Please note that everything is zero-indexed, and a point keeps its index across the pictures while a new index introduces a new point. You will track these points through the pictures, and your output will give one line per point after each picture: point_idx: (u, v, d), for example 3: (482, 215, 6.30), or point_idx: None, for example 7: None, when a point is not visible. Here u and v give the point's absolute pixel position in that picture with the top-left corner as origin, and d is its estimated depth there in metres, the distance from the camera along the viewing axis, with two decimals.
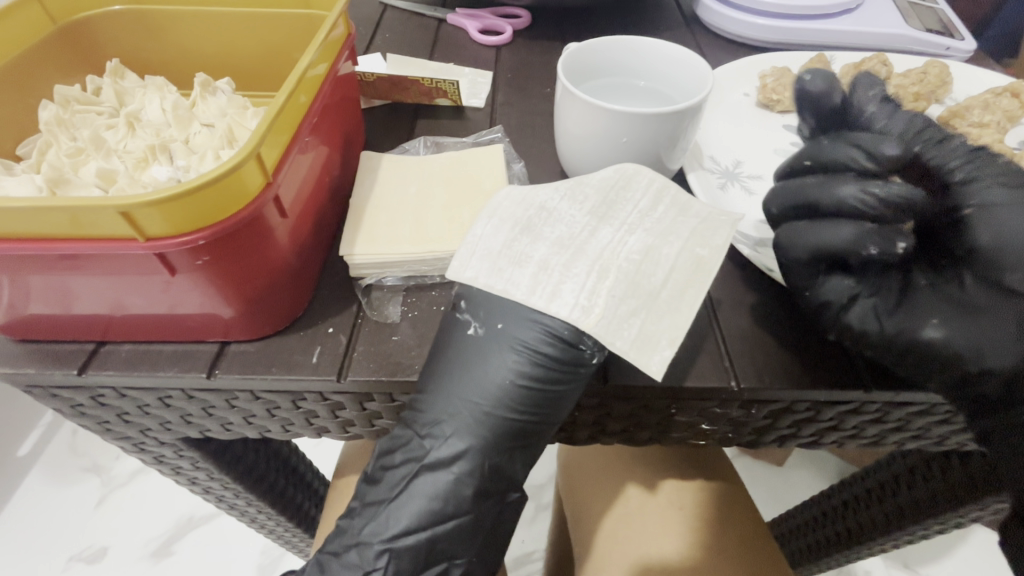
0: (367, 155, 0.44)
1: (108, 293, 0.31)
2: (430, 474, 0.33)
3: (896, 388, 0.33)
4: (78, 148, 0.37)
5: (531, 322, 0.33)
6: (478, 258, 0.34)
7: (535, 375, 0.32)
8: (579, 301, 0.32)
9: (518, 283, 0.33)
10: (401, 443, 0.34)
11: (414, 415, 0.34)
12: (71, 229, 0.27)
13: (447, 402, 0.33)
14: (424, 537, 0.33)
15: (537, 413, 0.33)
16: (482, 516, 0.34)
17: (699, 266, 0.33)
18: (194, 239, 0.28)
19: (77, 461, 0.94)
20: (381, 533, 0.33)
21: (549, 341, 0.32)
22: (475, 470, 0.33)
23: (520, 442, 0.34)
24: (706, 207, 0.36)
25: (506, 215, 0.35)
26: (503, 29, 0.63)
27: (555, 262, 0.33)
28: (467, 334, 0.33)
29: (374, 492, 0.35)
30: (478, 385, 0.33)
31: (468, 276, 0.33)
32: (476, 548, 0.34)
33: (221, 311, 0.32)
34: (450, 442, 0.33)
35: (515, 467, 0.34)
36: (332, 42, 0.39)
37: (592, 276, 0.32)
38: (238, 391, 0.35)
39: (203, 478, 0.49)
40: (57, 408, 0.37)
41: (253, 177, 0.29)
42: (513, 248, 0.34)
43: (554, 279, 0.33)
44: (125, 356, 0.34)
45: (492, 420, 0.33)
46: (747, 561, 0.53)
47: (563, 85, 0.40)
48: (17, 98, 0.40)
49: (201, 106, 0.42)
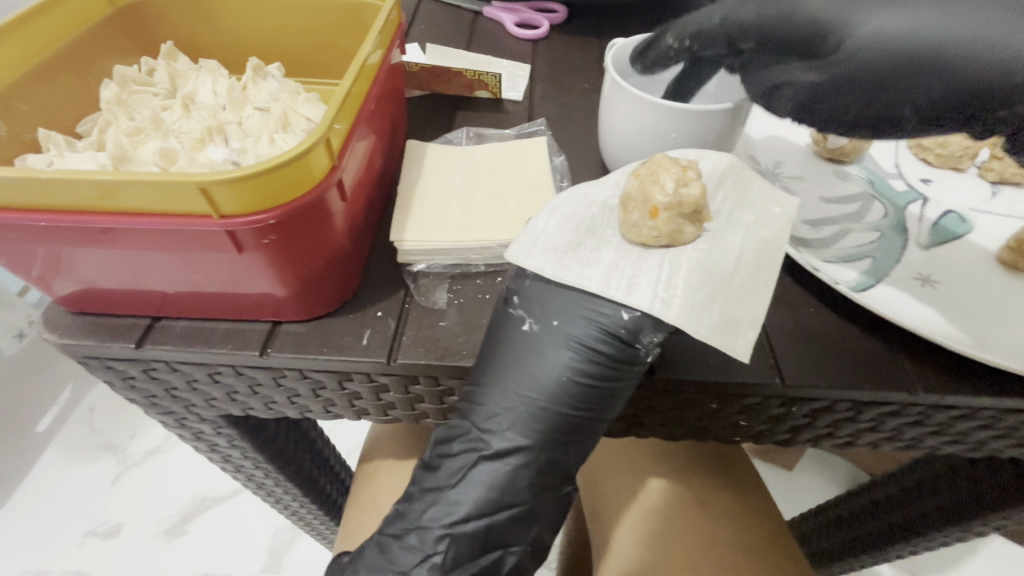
0: (413, 144, 0.45)
1: (172, 270, 0.32)
2: (487, 463, 0.34)
3: (942, 392, 0.33)
4: (138, 128, 0.38)
5: (585, 318, 0.33)
6: (540, 249, 0.34)
7: (592, 372, 0.32)
8: (657, 293, 0.31)
9: (591, 277, 0.33)
10: (459, 433, 0.35)
11: (471, 407, 0.34)
12: (115, 202, 0.28)
13: (503, 395, 0.33)
14: (483, 524, 0.33)
15: (590, 409, 0.33)
16: (539, 507, 0.34)
17: (767, 246, 0.34)
18: (265, 218, 0.28)
19: (94, 438, 0.96)
20: (441, 518, 0.34)
21: (605, 339, 0.32)
22: (532, 462, 0.33)
23: (574, 438, 0.34)
24: (760, 192, 0.37)
25: (569, 214, 0.36)
26: (540, 24, 0.63)
27: (623, 261, 0.33)
28: (522, 330, 0.33)
29: (433, 478, 0.36)
30: (535, 380, 0.33)
31: (531, 264, 0.34)
32: (533, 538, 0.35)
33: (277, 291, 0.33)
34: (507, 436, 0.33)
35: (569, 461, 0.35)
36: (387, 29, 0.39)
37: (665, 267, 0.33)
38: (289, 370, 0.36)
39: (238, 456, 0.50)
40: (108, 380, 0.38)
41: (320, 160, 0.30)
42: (579, 251, 0.34)
43: (628, 275, 0.33)
44: (180, 332, 0.35)
45: (549, 416, 0.33)
46: (770, 558, 0.54)
47: (613, 81, 0.41)
48: (78, 77, 0.40)
49: (253, 90, 0.43)
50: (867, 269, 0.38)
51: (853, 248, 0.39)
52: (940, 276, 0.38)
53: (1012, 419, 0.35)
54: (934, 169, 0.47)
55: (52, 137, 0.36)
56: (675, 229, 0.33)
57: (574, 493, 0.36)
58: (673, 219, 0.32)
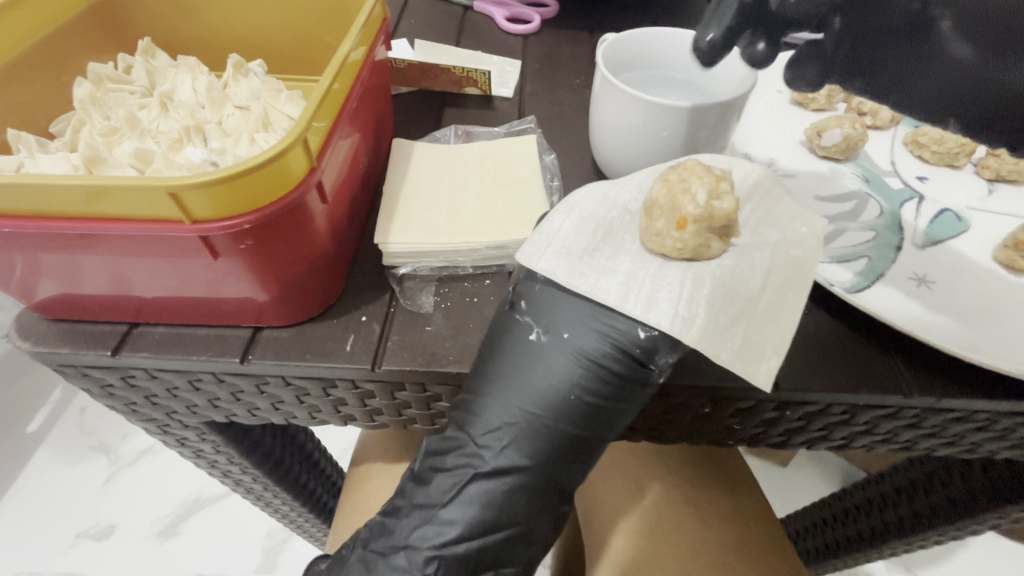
0: (399, 144, 0.44)
1: (150, 276, 0.31)
2: (484, 481, 0.33)
3: (936, 395, 0.33)
4: (113, 127, 0.37)
5: (596, 333, 0.31)
6: (553, 252, 0.33)
7: (600, 392, 0.32)
8: (679, 312, 0.30)
9: (607, 288, 0.32)
10: (454, 446, 0.34)
11: (468, 420, 0.33)
12: (92, 206, 0.27)
13: (505, 409, 0.32)
14: (476, 545, 0.33)
15: (593, 428, 0.33)
16: (530, 523, 0.33)
17: (796, 267, 0.34)
18: (239, 223, 0.27)
19: (84, 439, 0.95)
20: (431, 539, 0.33)
21: (616, 357, 0.31)
22: (530, 482, 0.33)
23: (575, 457, 0.33)
24: (789, 208, 0.36)
25: (587, 214, 0.35)
26: (531, 19, 0.62)
27: (642, 272, 0.32)
28: (528, 340, 0.32)
29: (423, 494, 0.34)
30: (540, 396, 0.32)
31: (544, 267, 0.33)
32: (524, 555, 0.34)
33: (257, 296, 0.32)
34: (505, 453, 0.32)
35: (561, 477, 0.34)
36: (370, 24, 0.38)
37: (687, 284, 0.31)
38: (270, 376, 0.35)
39: (224, 462, 0.49)
40: (86, 388, 0.37)
41: (298, 162, 0.29)
42: (595, 257, 0.33)
43: (648, 288, 0.32)
44: (158, 339, 0.34)
45: (553, 434, 0.32)
46: (766, 562, 0.53)
47: (603, 78, 0.40)
48: (52, 75, 0.39)
49: (234, 88, 0.42)
50: (863, 269, 0.38)
51: (847, 248, 0.39)
52: (937, 276, 0.37)
53: (1008, 422, 0.35)
54: (931, 167, 0.46)
55: (22, 138, 0.35)
56: (702, 243, 0.32)
57: (570, 511, 0.35)
58: (701, 232, 0.31)
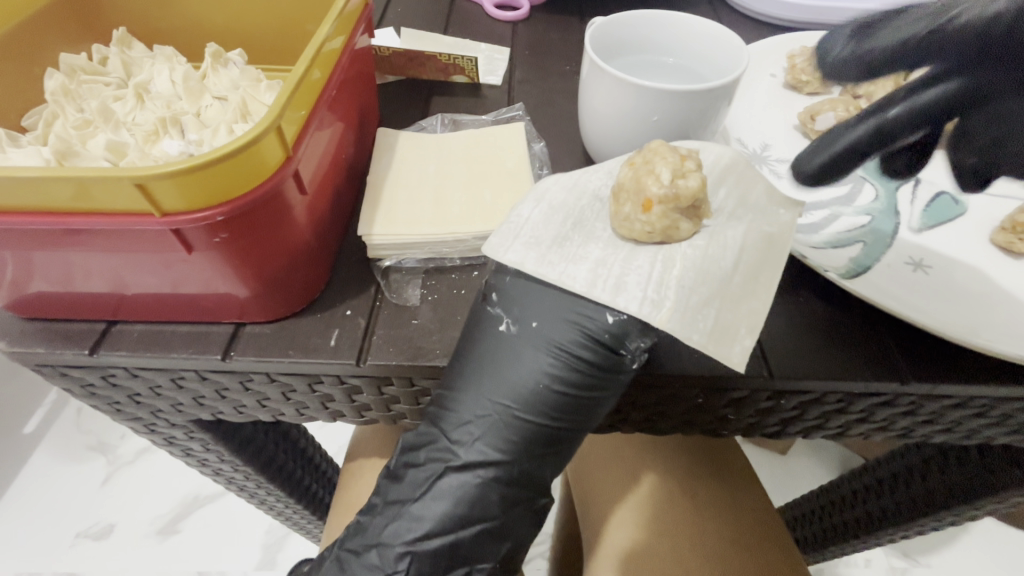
0: (384, 133, 0.43)
1: (124, 272, 0.30)
2: (455, 475, 0.32)
3: (932, 380, 0.32)
4: (86, 120, 0.36)
5: (568, 322, 0.31)
6: (521, 242, 0.32)
7: (573, 382, 0.31)
8: (648, 295, 0.30)
9: (576, 275, 0.31)
10: (427, 441, 0.33)
11: (442, 414, 0.32)
12: (63, 200, 0.26)
13: (476, 402, 0.31)
14: (449, 540, 0.32)
15: (569, 420, 0.32)
16: (508, 518, 0.33)
17: (769, 242, 0.33)
18: (211, 215, 0.27)
19: (83, 439, 0.94)
20: (403, 535, 0.32)
21: (587, 345, 0.30)
22: (506, 475, 0.32)
23: (553, 448, 0.33)
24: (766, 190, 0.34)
25: (556, 203, 0.34)
26: (520, 5, 0.61)
27: (613, 258, 0.31)
28: (499, 331, 0.31)
29: (398, 490, 0.34)
30: (510, 388, 0.31)
31: (511, 258, 0.32)
32: (502, 551, 0.33)
33: (237, 291, 0.31)
34: (478, 446, 0.32)
35: (543, 473, 0.33)
36: (349, 14, 0.37)
37: (658, 265, 0.31)
38: (254, 373, 0.34)
39: (214, 460, 0.48)
40: (66, 388, 0.36)
41: (273, 150, 0.28)
42: (565, 246, 0.32)
43: (616, 273, 0.31)
44: (137, 335, 0.33)
45: (525, 426, 0.31)
46: (761, 552, 0.53)
47: (591, 61, 0.39)
48: (22, 67, 0.38)
49: (212, 78, 0.40)
50: (858, 255, 0.37)
51: (842, 234, 0.38)
52: (933, 261, 0.36)
53: (1006, 407, 0.34)
54: None
55: None
56: (670, 224, 0.31)
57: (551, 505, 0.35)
58: (669, 213, 0.30)
